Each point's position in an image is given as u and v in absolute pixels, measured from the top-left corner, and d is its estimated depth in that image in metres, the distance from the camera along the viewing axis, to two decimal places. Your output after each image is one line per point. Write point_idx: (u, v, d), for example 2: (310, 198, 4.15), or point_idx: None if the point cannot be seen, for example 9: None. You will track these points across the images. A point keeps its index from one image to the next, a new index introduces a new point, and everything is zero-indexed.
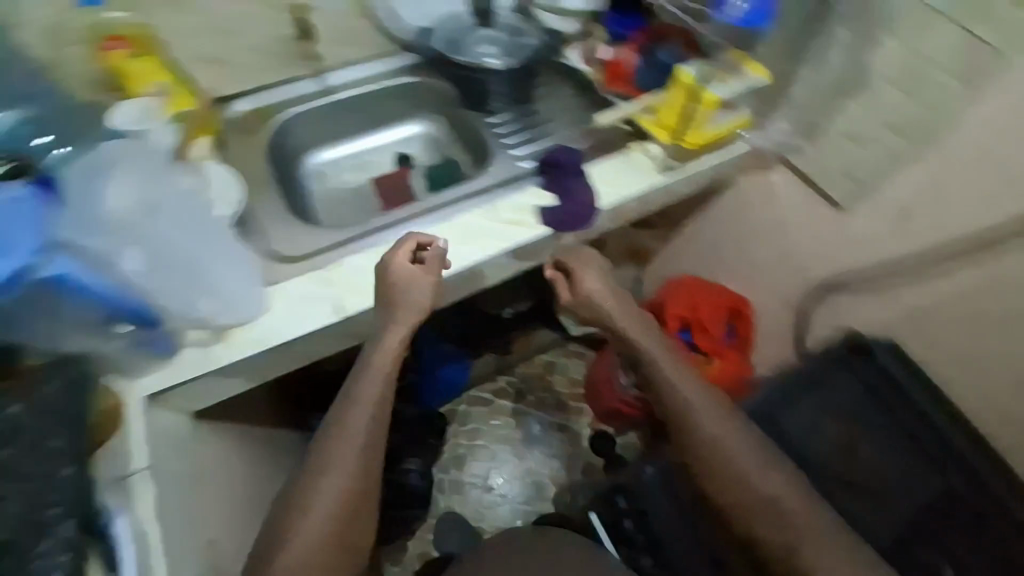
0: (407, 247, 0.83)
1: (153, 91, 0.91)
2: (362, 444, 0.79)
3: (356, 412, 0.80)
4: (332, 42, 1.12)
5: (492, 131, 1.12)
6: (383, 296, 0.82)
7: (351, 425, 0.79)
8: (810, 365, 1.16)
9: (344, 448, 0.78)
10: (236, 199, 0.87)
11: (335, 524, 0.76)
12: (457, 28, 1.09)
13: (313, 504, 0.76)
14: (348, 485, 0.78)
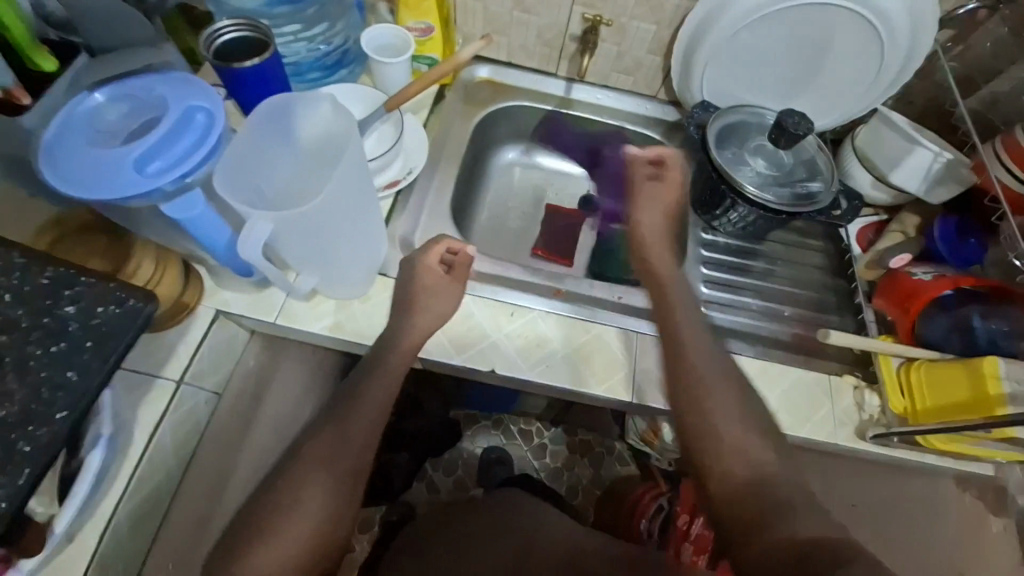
0: (437, 252, 0.75)
1: (419, 28, 0.85)
2: (364, 438, 0.65)
3: (362, 405, 0.66)
4: (608, 61, 0.96)
5: (701, 254, 0.92)
6: (406, 304, 0.72)
7: (348, 417, 0.65)
8: None
9: (335, 438, 0.63)
10: (415, 167, 0.81)
11: (317, 528, 0.59)
12: (742, 123, 0.88)
13: (299, 496, 0.59)
14: (338, 488, 0.61)
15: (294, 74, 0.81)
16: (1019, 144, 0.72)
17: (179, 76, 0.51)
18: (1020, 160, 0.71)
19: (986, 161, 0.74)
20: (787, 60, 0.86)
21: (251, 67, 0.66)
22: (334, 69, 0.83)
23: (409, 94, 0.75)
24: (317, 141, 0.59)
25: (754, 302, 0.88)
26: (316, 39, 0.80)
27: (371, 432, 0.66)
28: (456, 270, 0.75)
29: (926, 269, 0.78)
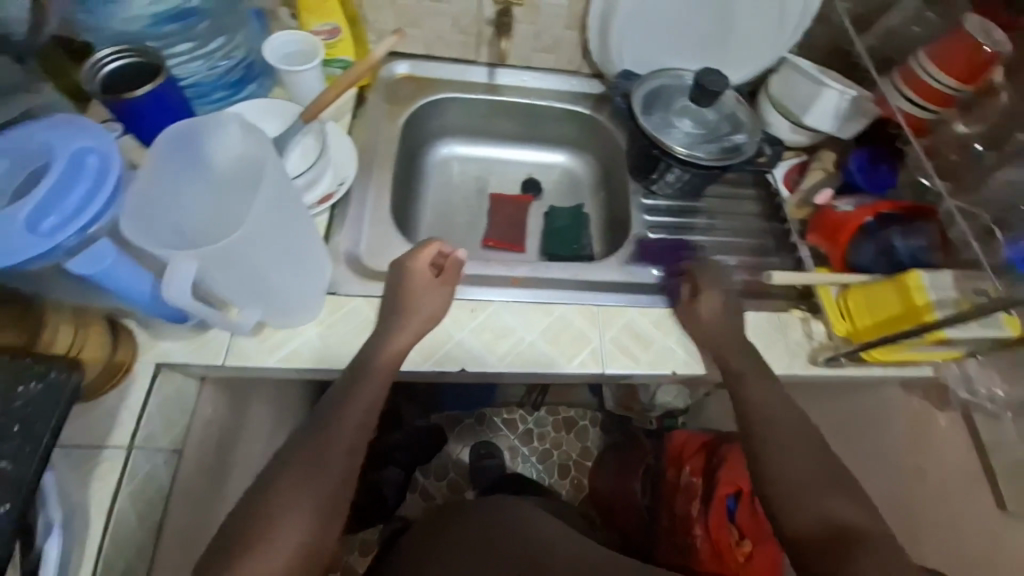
0: (427, 255, 0.73)
1: (325, 30, 0.81)
2: (349, 448, 0.61)
3: (337, 425, 0.62)
4: (526, 42, 0.96)
5: (646, 220, 0.94)
6: (395, 307, 0.70)
7: (331, 429, 0.61)
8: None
9: (319, 449, 0.59)
10: (345, 177, 0.78)
11: (304, 542, 0.55)
12: (661, 89, 0.91)
13: (286, 511, 0.55)
14: (315, 515, 0.56)
15: (196, 97, 0.76)
16: (913, 72, 0.78)
17: (45, 120, 0.45)
18: (916, 86, 0.78)
19: (889, 94, 0.81)
20: (696, 19, 0.89)
21: (145, 96, 0.61)
22: (240, 86, 0.78)
23: (322, 104, 0.71)
24: (232, 167, 0.55)
25: (702, 259, 0.91)
26: (214, 56, 0.74)
27: (356, 440, 0.62)
28: (445, 275, 0.73)
29: (848, 200, 0.84)
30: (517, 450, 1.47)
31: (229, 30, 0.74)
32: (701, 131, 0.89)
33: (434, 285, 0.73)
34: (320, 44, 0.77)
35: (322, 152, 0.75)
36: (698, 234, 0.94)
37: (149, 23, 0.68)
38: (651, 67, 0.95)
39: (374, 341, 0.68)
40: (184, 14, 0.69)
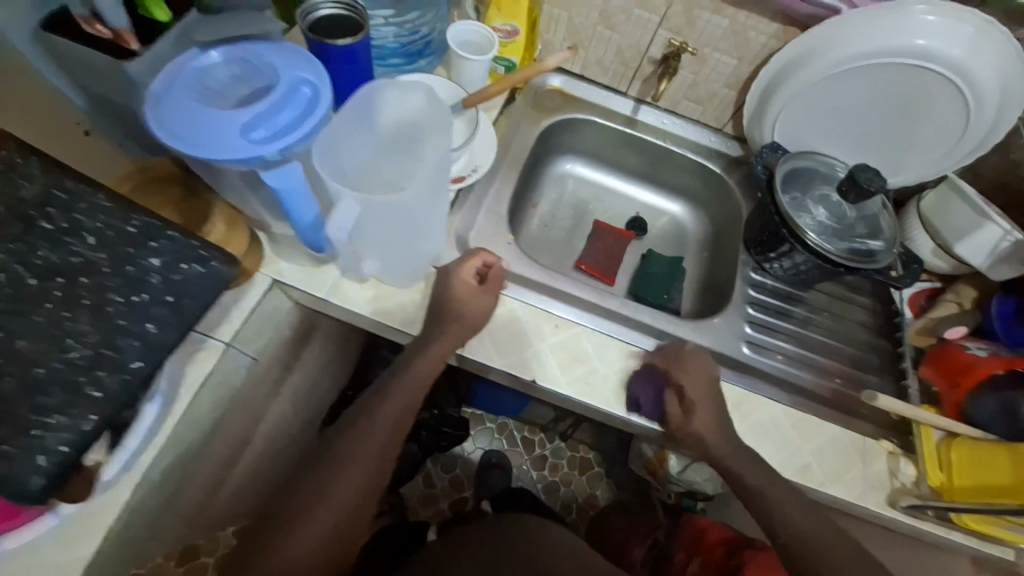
0: (471, 264, 0.71)
1: (506, 30, 0.85)
2: (386, 441, 0.65)
3: (382, 411, 0.66)
4: (681, 90, 0.97)
5: (748, 293, 0.91)
6: (492, 291, 0.71)
7: (371, 419, 0.65)
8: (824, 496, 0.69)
9: (354, 442, 0.64)
10: (480, 166, 0.81)
11: (335, 531, 0.61)
12: (806, 173, 0.88)
13: (322, 498, 0.61)
14: (348, 498, 0.62)
15: (377, 58, 0.83)
16: None
17: (277, 46, 0.51)
18: None
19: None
20: (866, 113, 0.85)
21: (341, 47, 0.66)
22: (415, 57, 0.84)
23: (488, 94, 0.74)
24: (399, 133, 0.60)
25: (793, 349, 0.86)
26: (405, 26, 0.80)
27: (392, 437, 0.66)
28: (490, 284, 0.71)
29: (980, 343, 0.77)
30: (528, 472, 1.45)
31: (424, 6, 0.81)
32: (835, 224, 0.85)
33: (479, 293, 0.70)
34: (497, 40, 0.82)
35: (467, 137, 0.79)
36: (798, 325, 0.89)
37: None
38: (800, 147, 0.93)
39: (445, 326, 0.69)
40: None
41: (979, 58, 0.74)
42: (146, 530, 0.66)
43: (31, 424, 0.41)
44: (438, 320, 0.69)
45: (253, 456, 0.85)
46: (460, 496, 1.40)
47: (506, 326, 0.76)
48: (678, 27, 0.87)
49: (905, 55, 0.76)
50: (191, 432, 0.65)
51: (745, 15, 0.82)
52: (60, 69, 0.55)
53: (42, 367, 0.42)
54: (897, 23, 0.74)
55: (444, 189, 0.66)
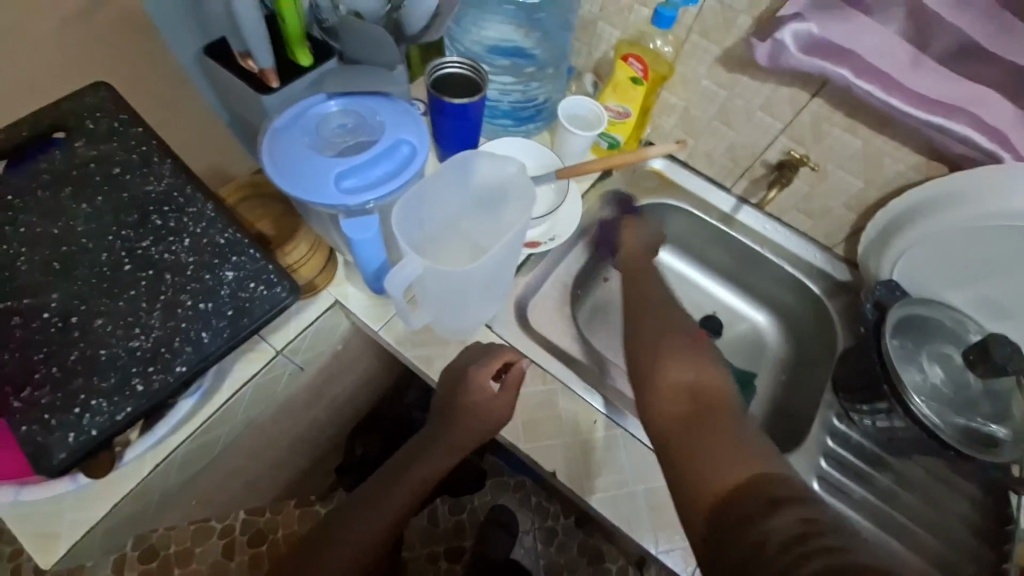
0: (490, 368, 0.66)
1: (616, 110, 0.85)
2: (389, 525, 0.63)
3: (407, 479, 0.66)
4: (792, 199, 0.90)
5: (824, 437, 0.79)
6: (511, 398, 0.66)
7: (394, 485, 0.65)
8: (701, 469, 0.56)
9: (350, 522, 0.63)
10: (559, 236, 0.81)
11: None
12: (924, 322, 0.76)
13: (331, 551, 0.61)
14: (359, 561, 0.61)
15: (488, 116, 0.87)
16: None
17: (393, 107, 0.54)
18: None
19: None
20: (1012, 275, 0.73)
21: (456, 105, 0.70)
22: (524, 120, 0.86)
23: (585, 170, 0.75)
24: (483, 203, 0.62)
25: (864, 520, 0.73)
26: (522, 92, 0.84)
27: (387, 530, 0.63)
28: (512, 387, 0.66)
29: None
30: (535, 541, 1.35)
31: (544, 77, 0.84)
32: (952, 391, 0.72)
33: (498, 398, 0.66)
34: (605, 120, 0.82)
35: (553, 208, 0.80)
36: (877, 494, 0.76)
37: (488, 49, 0.82)
38: (922, 292, 0.81)
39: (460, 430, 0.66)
40: (517, 53, 0.81)
41: None
42: (159, 504, 0.68)
43: (79, 401, 0.44)
44: (451, 420, 0.66)
45: (275, 453, 0.87)
46: (459, 546, 1.34)
47: (542, 405, 0.72)
48: (801, 137, 0.82)
49: None
50: (223, 424, 0.68)
51: (884, 140, 0.75)
52: (214, 86, 0.63)
53: (106, 350, 0.46)
54: None
55: (512, 261, 0.67)
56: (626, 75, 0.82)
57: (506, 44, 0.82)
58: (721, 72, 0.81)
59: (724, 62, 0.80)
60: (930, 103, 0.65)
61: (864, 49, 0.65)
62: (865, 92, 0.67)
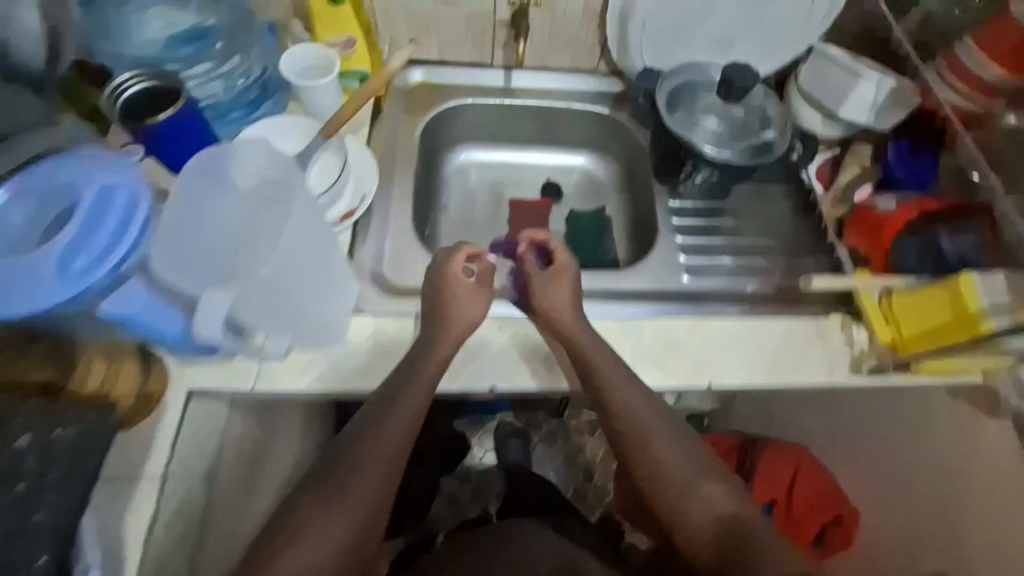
0: (460, 259, 0.73)
1: (342, 41, 0.81)
2: (393, 458, 0.62)
3: (398, 411, 0.64)
4: (543, 44, 0.94)
5: (672, 221, 0.91)
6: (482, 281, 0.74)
7: (386, 422, 0.63)
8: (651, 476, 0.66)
9: (366, 452, 0.62)
10: (367, 193, 0.78)
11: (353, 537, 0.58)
12: (685, 87, 0.88)
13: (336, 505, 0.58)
14: (367, 505, 0.59)
15: (217, 117, 0.78)
16: (961, 63, 0.75)
17: (83, 158, 0.51)
18: (958, 74, 0.75)
19: (934, 84, 0.78)
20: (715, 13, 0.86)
21: (162, 122, 0.64)
22: (265, 94, 0.81)
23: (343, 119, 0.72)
24: (245, 192, 0.56)
25: (729, 261, 0.88)
26: (233, 75, 0.77)
27: (401, 447, 0.64)
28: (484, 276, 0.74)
29: (890, 196, 0.79)
30: None
31: (243, 47, 0.78)
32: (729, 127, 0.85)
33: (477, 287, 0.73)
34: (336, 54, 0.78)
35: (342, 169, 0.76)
36: (725, 236, 0.90)
37: (166, 46, 0.73)
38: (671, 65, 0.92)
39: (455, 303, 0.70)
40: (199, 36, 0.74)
41: None
42: None
43: None
44: (422, 347, 0.67)
45: None
46: None
47: None
48: None
49: None
50: None
51: None
52: None
53: None
54: None
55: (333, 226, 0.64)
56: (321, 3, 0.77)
57: (183, 29, 0.74)
58: None
59: None
60: None
61: None
62: None
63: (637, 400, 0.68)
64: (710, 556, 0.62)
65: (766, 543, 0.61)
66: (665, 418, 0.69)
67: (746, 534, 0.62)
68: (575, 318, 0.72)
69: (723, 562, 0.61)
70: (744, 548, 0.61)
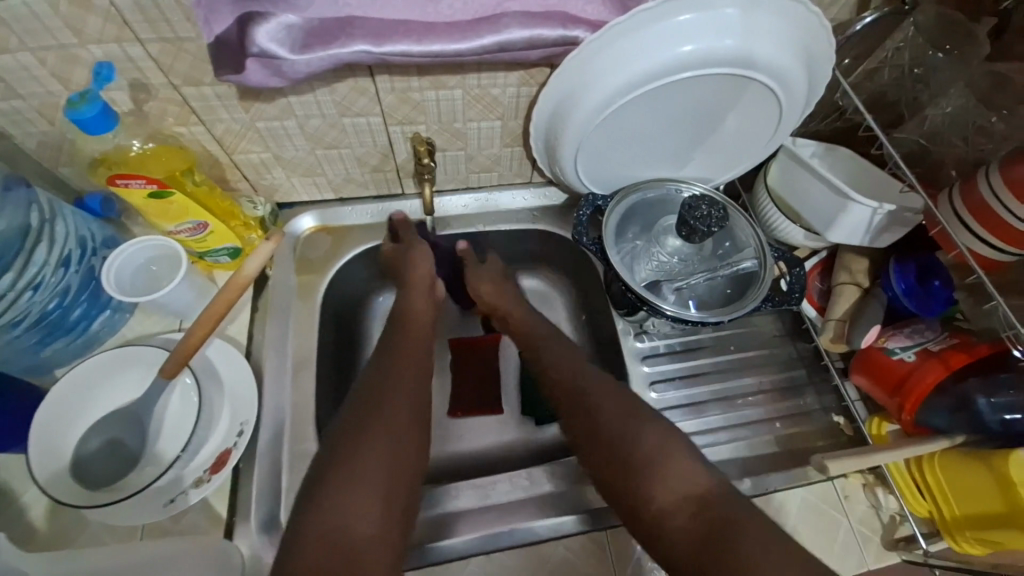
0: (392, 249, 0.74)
1: (186, 228, 0.65)
2: (414, 430, 0.54)
3: (397, 378, 0.57)
4: (460, 167, 0.76)
5: (643, 371, 0.75)
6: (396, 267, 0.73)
7: (390, 382, 0.56)
8: (620, 442, 0.54)
9: (388, 421, 0.52)
10: (247, 422, 0.63)
11: (393, 475, 0.50)
12: (635, 214, 0.72)
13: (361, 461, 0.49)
14: (396, 451, 0.51)
15: (44, 335, 0.63)
16: (978, 193, 0.53)
17: None
18: (978, 214, 0.53)
19: (949, 230, 0.56)
20: (666, 133, 0.66)
21: None
22: (96, 297, 0.66)
23: (193, 344, 0.59)
24: None
25: (718, 415, 0.72)
26: (48, 284, 0.62)
27: (418, 407, 0.56)
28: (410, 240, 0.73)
29: (904, 337, 0.64)
30: None
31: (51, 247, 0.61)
32: (682, 264, 0.72)
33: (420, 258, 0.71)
34: (181, 254, 0.63)
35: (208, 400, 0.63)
36: (710, 378, 0.75)
37: None
38: (617, 183, 0.74)
39: (400, 304, 0.68)
40: None
41: (763, 40, 0.54)
42: None
43: None
44: (394, 344, 0.62)
45: None
46: None
47: None
48: (409, 117, 0.67)
49: (672, 69, 0.55)
50: None
51: (476, 76, 0.62)
52: None
53: None
54: (647, 36, 0.54)
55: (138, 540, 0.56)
56: (140, 196, 0.60)
57: None
58: (261, 106, 0.61)
59: (252, 96, 0.59)
60: (468, 30, 0.51)
61: (363, 10, 0.50)
62: (402, 54, 0.52)
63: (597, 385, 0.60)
64: (694, 561, 0.46)
65: (745, 503, 0.48)
66: (609, 387, 0.60)
67: (723, 509, 0.47)
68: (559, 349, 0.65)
69: (704, 568, 0.45)
70: (725, 522, 0.46)
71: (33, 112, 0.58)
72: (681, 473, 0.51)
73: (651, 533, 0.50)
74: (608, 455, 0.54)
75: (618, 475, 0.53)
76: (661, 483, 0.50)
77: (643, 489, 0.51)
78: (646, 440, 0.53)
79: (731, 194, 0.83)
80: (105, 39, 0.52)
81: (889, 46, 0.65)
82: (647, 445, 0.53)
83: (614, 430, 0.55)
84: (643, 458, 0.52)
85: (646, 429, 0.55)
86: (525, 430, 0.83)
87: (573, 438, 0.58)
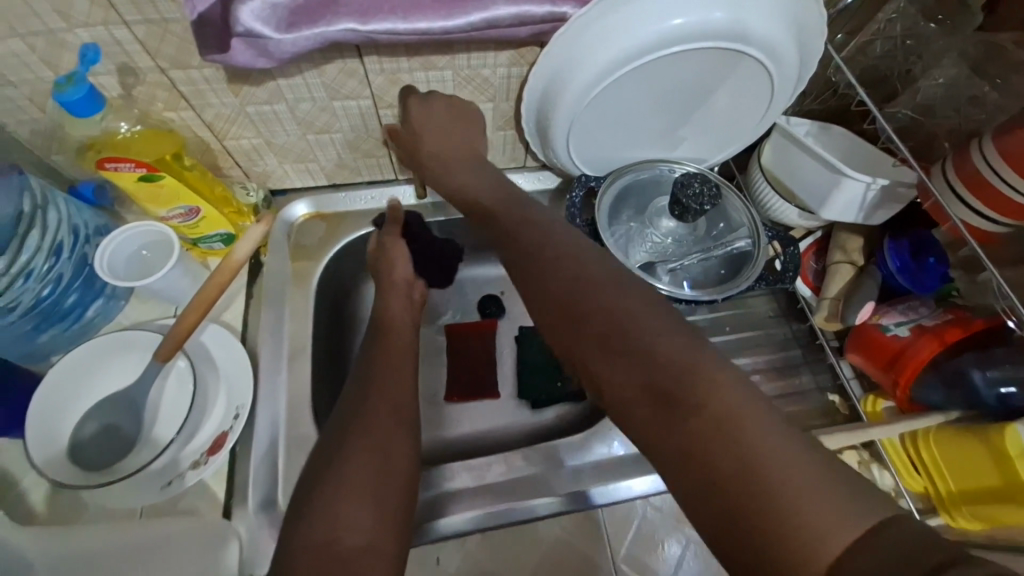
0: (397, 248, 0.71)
1: (178, 214, 0.65)
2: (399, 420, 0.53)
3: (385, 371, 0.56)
4: None
5: None
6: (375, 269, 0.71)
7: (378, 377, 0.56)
8: (588, 304, 0.44)
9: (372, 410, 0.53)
10: (240, 407, 0.63)
11: (382, 467, 0.49)
12: (630, 194, 0.72)
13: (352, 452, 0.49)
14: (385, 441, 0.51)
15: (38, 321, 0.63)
16: (971, 165, 0.52)
17: None
18: (974, 186, 0.52)
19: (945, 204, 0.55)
20: (657, 110, 0.65)
21: None
22: (90, 283, 0.67)
23: (188, 324, 0.60)
24: None
25: None
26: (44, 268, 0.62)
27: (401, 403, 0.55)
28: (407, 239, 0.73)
29: (899, 314, 0.64)
30: None
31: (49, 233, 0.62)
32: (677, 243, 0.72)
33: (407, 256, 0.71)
34: (174, 239, 0.63)
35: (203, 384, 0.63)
36: None
37: None
38: (609, 164, 0.73)
39: (395, 286, 0.68)
40: None
41: (755, 12, 0.54)
42: None
43: None
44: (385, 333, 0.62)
45: None
46: None
47: None
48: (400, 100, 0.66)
49: (662, 42, 0.55)
50: None
51: (466, 56, 0.61)
52: None
53: None
54: (636, 9, 0.53)
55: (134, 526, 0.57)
56: (131, 180, 0.60)
57: None
58: (250, 90, 0.61)
59: (241, 79, 0.59)
60: (456, 7, 0.51)
61: None
62: (389, 32, 0.51)
63: (567, 250, 0.49)
64: (648, 429, 0.38)
65: (741, 385, 0.36)
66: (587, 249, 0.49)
67: (705, 380, 0.37)
68: (538, 222, 0.54)
69: (658, 439, 0.37)
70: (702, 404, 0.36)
71: (24, 100, 0.58)
72: (662, 342, 0.39)
73: (612, 401, 0.40)
74: (573, 318, 0.44)
75: (581, 340, 0.43)
76: (632, 348, 0.40)
77: (611, 354, 0.41)
78: (626, 304, 0.42)
79: (726, 176, 0.83)
80: (93, 23, 0.52)
81: (881, 19, 0.63)
82: (624, 308, 0.42)
83: (585, 291, 0.44)
84: (617, 320, 0.42)
85: (627, 294, 0.43)
86: (521, 414, 0.83)
87: (533, 300, 0.48)
